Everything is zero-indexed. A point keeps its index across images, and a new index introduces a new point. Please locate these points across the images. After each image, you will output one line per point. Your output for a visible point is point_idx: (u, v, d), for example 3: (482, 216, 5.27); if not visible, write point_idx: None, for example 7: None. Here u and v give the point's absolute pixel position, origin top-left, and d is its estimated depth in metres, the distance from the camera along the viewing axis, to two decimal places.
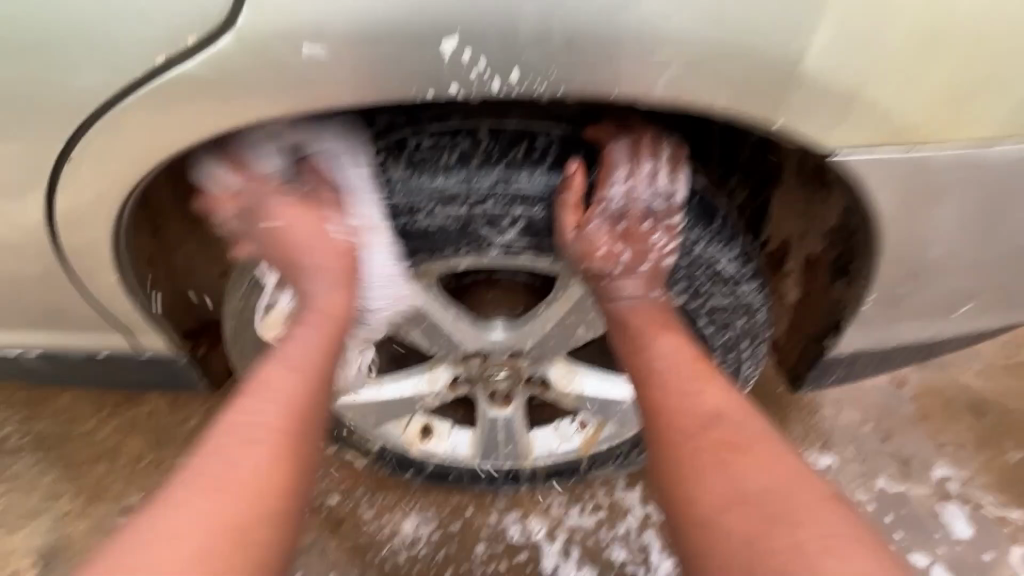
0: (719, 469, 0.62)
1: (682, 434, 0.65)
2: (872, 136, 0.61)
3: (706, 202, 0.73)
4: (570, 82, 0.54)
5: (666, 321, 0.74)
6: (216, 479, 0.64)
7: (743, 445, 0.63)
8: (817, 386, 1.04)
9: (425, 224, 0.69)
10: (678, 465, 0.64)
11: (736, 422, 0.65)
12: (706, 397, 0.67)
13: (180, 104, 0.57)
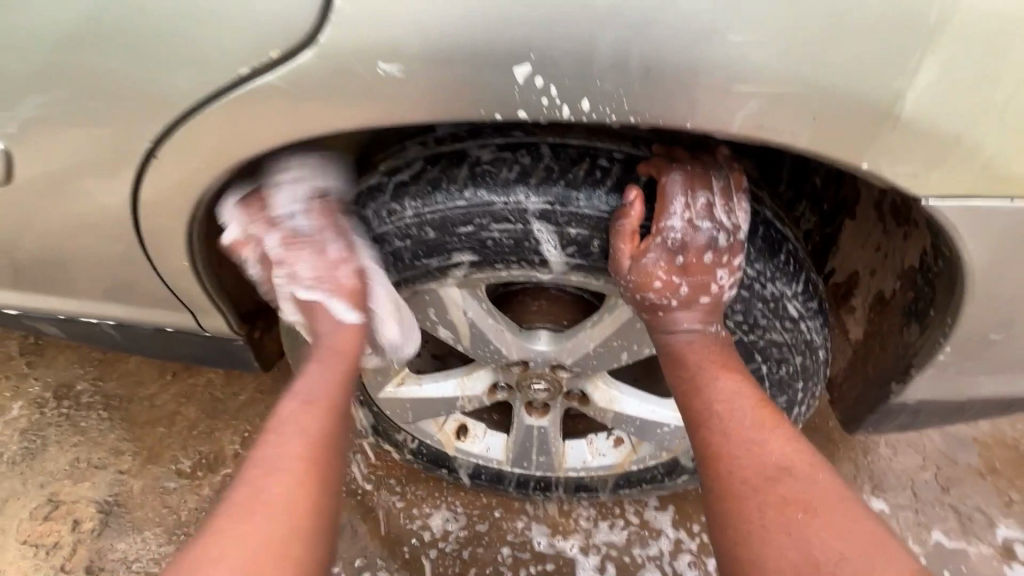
0: (794, 535, 0.52)
1: (744, 488, 0.56)
2: (973, 183, 0.56)
3: (772, 234, 0.69)
4: (642, 113, 0.53)
5: (725, 360, 0.66)
6: (255, 489, 0.66)
7: (812, 502, 0.54)
8: (875, 430, 0.98)
9: (482, 239, 0.68)
10: (742, 524, 0.54)
11: (806, 477, 0.56)
12: (772, 447, 0.59)
13: (259, 110, 0.60)
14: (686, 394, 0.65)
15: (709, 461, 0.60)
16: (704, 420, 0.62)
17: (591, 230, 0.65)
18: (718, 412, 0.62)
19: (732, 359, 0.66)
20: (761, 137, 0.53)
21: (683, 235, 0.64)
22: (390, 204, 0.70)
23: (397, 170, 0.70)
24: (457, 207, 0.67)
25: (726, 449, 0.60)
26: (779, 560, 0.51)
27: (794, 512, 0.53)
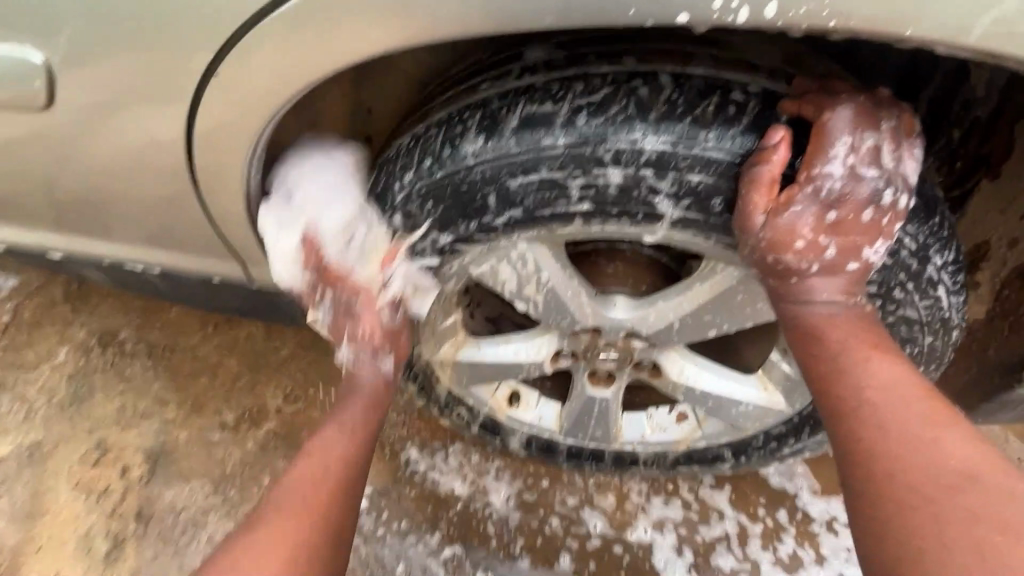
0: (984, 554, 0.40)
1: (911, 491, 0.45)
2: None
3: (927, 192, 0.58)
4: (847, 15, 0.46)
5: (879, 340, 0.54)
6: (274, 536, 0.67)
7: (1015, 520, 0.41)
8: (983, 418, 0.89)
9: (581, 187, 0.58)
10: (903, 527, 0.43)
11: (1002, 489, 0.43)
12: (952, 449, 0.46)
13: (348, 21, 0.55)
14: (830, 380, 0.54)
15: (858, 456, 0.49)
16: (853, 410, 0.51)
17: (717, 178, 0.54)
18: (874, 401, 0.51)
19: (894, 349, 0.54)
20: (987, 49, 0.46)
21: (844, 184, 0.52)
22: (474, 141, 0.60)
23: (486, 104, 0.60)
24: (556, 146, 0.56)
25: (885, 444, 0.48)
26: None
27: (984, 527, 0.41)
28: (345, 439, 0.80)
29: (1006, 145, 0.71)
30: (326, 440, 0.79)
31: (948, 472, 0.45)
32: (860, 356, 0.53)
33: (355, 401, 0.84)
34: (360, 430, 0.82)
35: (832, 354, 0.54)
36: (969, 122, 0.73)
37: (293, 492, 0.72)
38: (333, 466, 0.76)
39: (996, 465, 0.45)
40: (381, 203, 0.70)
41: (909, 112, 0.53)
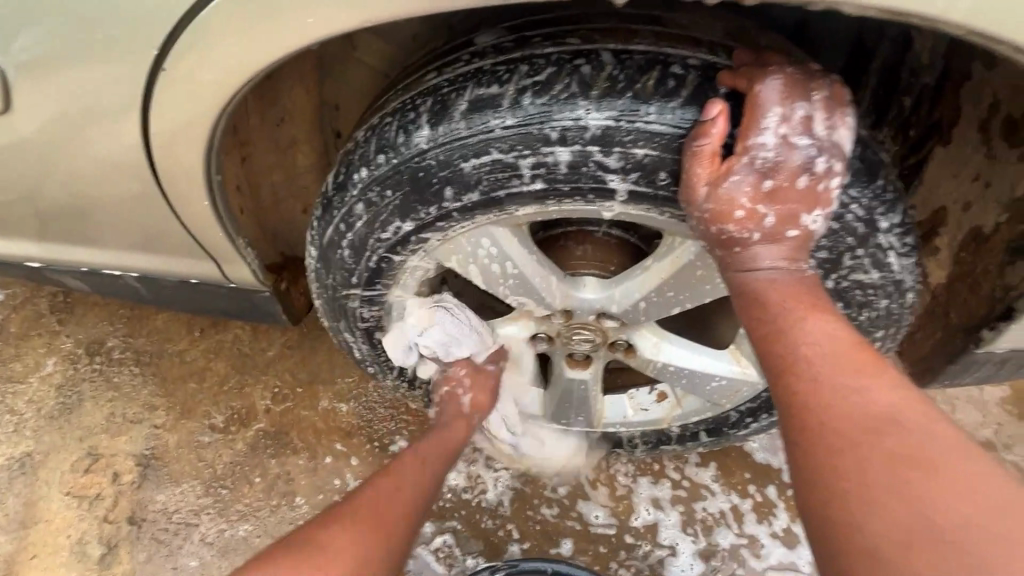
0: (903, 496, 0.41)
1: (839, 440, 0.45)
2: None
3: (870, 157, 0.59)
4: None
5: (815, 299, 0.54)
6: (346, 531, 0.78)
7: (935, 463, 0.41)
8: (950, 383, 0.90)
9: (532, 166, 0.59)
10: (830, 473, 0.44)
11: (922, 430, 0.43)
12: (878, 395, 0.46)
13: (286, 9, 0.57)
14: (766, 338, 0.54)
15: (791, 409, 0.49)
16: (788, 366, 0.51)
17: (662, 151, 0.56)
18: (805, 354, 0.50)
19: (826, 302, 0.54)
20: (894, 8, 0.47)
21: (777, 154, 0.52)
22: (427, 127, 0.61)
23: (437, 90, 0.61)
24: (503, 126, 0.57)
25: (816, 394, 0.48)
26: (878, 523, 0.40)
27: (904, 468, 0.42)
28: (427, 459, 0.96)
29: (954, 110, 0.73)
30: (426, 450, 0.98)
31: (874, 420, 0.45)
32: (793, 312, 0.53)
33: (444, 437, 1.01)
34: (422, 488, 0.91)
35: (769, 311, 0.54)
36: (918, 90, 0.75)
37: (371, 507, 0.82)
38: (398, 506, 0.85)
39: (919, 405, 0.45)
40: (344, 194, 0.71)
41: (842, 82, 0.54)
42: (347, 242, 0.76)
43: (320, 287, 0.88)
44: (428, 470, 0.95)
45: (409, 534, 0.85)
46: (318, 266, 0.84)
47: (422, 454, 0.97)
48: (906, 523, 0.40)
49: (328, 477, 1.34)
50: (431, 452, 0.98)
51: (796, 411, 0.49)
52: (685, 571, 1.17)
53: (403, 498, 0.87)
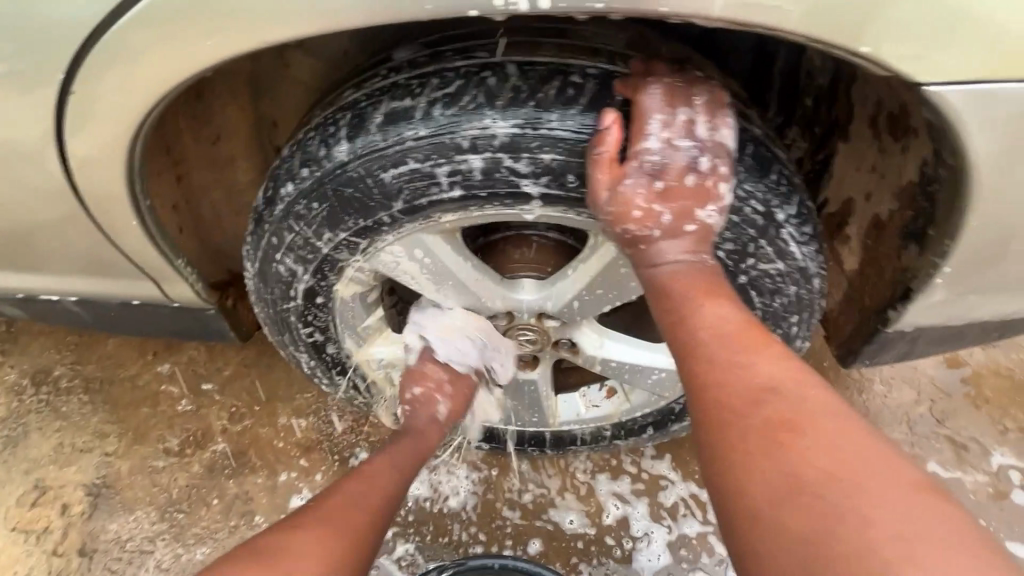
0: (774, 454, 0.47)
1: (727, 411, 0.51)
2: (975, 65, 0.50)
3: (763, 153, 0.64)
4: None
5: (714, 284, 0.60)
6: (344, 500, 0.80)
7: (804, 424, 0.48)
8: (871, 363, 0.95)
9: (450, 175, 0.62)
10: (719, 442, 0.51)
11: (795, 395, 0.50)
12: (760, 369, 0.53)
13: (186, 32, 0.58)
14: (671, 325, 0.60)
15: (691, 387, 0.55)
16: (688, 349, 0.57)
17: (567, 155, 0.59)
18: (701, 337, 0.57)
19: (723, 288, 0.60)
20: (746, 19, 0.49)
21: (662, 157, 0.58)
22: (346, 141, 0.63)
23: (355, 105, 0.64)
24: (418, 137, 0.60)
25: (711, 372, 0.54)
26: (756, 481, 0.47)
27: (778, 430, 0.48)
28: (354, 509, 0.78)
29: (848, 108, 0.78)
30: (352, 496, 0.81)
31: (757, 391, 0.51)
32: (693, 298, 0.59)
33: (371, 482, 0.85)
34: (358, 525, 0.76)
35: (671, 299, 0.60)
36: (816, 90, 0.80)
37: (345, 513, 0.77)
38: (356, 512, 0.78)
39: (794, 374, 0.52)
40: (274, 209, 0.72)
41: (720, 88, 0.60)
42: (282, 256, 0.77)
43: (262, 303, 0.89)
44: (365, 511, 0.79)
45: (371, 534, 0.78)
46: (257, 282, 0.84)
47: (336, 508, 0.77)
48: (777, 479, 0.46)
49: (288, 494, 1.33)
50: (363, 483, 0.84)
51: (694, 387, 0.55)
52: (653, 560, 1.20)
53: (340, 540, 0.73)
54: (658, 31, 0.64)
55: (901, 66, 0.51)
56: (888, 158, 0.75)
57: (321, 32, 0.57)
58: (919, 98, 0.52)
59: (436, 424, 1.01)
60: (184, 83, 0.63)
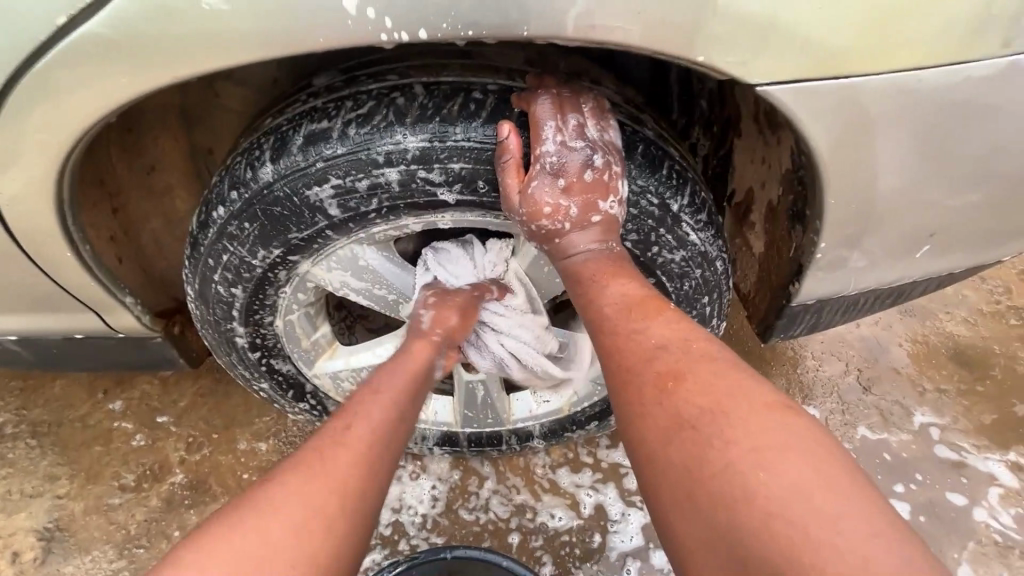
0: (662, 400, 0.58)
1: (629, 371, 0.62)
2: (797, 67, 0.59)
3: (654, 151, 0.73)
4: (477, 25, 0.56)
5: (621, 268, 0.70)
6: (303, 476, 0.62)
7: (685, 371, 0.58)
8: (786, 336, 1.04)
9: (371, 190, 0.67)
10: (624, 399, 0.61)
11: (681, 348, 0.61)
12: (654, 331, 0.63)
13: (100, 72, 0.62)
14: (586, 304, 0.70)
15: (604, 356, 0.66)
16: (600, 325, 0.68)
17: (474, 163, 0.66)
18: (608, 312, 0.67)
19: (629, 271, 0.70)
20: (596, 38, 0.57)
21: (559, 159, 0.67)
22: (270, 163, 0.68)
23: (278, 130, 0.69)
24: (336, 155, 0.65)
25: (616, 341, 0.65)
26: (649, 423, 0.58)
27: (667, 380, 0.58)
28: (326, 478, 0.62)
29: (736, 109, 0.87)
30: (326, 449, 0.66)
31: (652, 351, 0.62)
32: (600, 283, 0.69)
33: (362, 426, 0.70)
34: (331, 501, 0.61)
35: (584, 284, 0.70)
36: (707, 93, 0.90)
37: (305, 495, 0.60)
38: (319, 493, 0.61)
39: (680, 332, 0.62)
40: (207, 233, 0.76)
41: (600, 96, 0.69)
42: (220, 277, 0.80)
43: (205, 326, 0.91)
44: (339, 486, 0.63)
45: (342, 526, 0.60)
46: (198, 305, 0.87)
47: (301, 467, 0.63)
48: (663, 419, 0.56)
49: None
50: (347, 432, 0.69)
51: (607, 356, 0.65)
52: (626, 541, 1.25)
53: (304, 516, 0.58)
54: (556, 46, 0.71)
55: (735, 72, 0.60)
56: (772, 151, 0.83)
57: (231, 66, 0.61)
58: (754, 96, 0.60)
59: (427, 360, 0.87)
60: (105, 119, 0.67)
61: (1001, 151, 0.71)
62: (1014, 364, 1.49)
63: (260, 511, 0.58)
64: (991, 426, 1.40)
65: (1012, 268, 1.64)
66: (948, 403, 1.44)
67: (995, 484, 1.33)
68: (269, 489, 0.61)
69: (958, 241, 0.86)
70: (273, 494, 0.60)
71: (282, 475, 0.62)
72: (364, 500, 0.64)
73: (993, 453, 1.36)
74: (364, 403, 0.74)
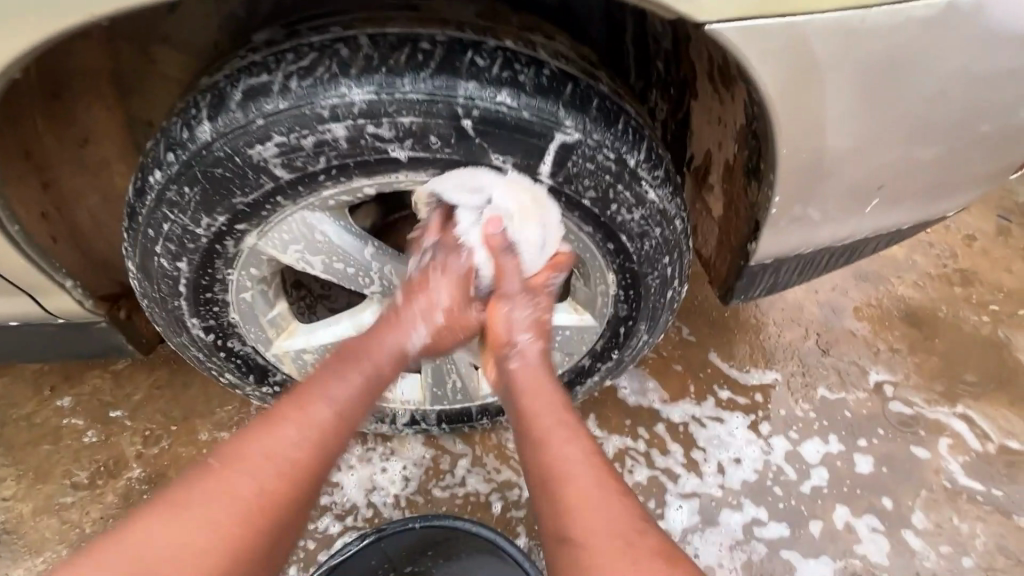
0: (548, 440, 0.72)
1: (532, 418, 0.75)
2: (740, 5, 0.61)
3: (608, 105, 0.72)
4: None
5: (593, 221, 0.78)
6: (232, 477, 0.63)
7: (571, 426, 0.73)
8: (747, 296, 1.06)
9: (317, 147, 0.65)
10: (528, 427, 0.75)
11: (570, 417, 0.75)
12: (553, 399, 0.77)
13: (7, 16, 0.57)
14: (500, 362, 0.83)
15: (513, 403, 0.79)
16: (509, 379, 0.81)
17: (423, 116, 0.64)
18: (522, 373, 0.80)
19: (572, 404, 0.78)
20: None
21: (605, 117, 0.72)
22: (208, 120, 0.65)
23: (216, 86, 0.66)
24: (278, 110, 0.63)
25: (523, 394, 0.78)
26: (537, 451, 0.72)
27: (587, 506, 0.66)
28: (241, 508, 0.62)
29: (690, 68, 0.88)
30: (250, 463, 0.65)
31: (552, 411, 0.75)
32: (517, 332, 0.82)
33: (298, 436, 0.67)
34: (258, 505, 0.62)
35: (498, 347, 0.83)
36: (663, 53, 0.89)
37: (231, 497, 0.62)
38: (250, 494, 0.63)
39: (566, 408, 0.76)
40: (145, 201, 0.72)
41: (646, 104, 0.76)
42: (162, 250, 0.76)
43: (151, 304, 0.86)
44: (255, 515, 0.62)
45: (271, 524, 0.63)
46: (141, 281, 0.82)
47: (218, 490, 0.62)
48: (541, 455, 0.71)
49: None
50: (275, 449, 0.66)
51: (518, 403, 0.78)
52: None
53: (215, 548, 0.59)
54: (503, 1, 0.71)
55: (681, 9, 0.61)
56: (724, 109, 0.85)
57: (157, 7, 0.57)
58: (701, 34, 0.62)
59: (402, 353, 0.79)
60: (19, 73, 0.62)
61: (939, 101, 0.73)
62: (959, 322, 1.56)
63: (184, 507, 0.61)
64: (941, 381, 1.46)
65: (956, 232, 1.71)
66: (901, 361, 1.49)
67: (945, 435, 1.39)
68: (201, 483, 0.63)
69: (903, 194, 0.89)
70: (202, 493, 0.62)
71: (218, 467, 0.64)
72: (279, 521, 0.64)
73: (942, 406, 1.43)
74: (310, 407, 0.70)
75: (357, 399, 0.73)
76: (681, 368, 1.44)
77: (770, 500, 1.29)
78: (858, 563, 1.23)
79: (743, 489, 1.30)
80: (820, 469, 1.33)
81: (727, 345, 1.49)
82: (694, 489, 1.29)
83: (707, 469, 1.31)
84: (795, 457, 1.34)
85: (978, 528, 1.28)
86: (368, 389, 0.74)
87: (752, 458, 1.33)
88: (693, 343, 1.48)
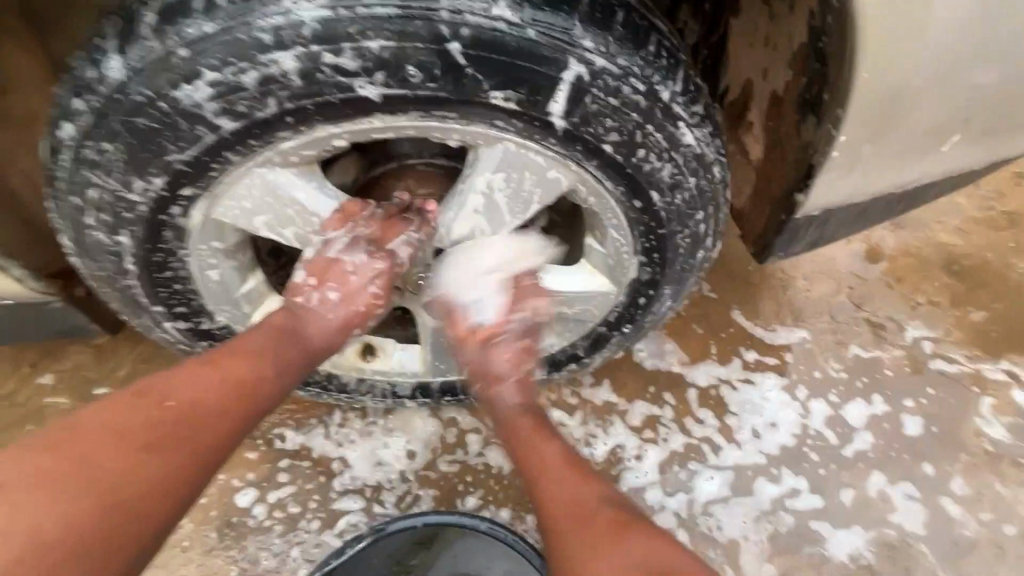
0: (584, 530, 0.68)
1: (555, 511, 0.71)
2: None
3: (635, 21, 0.57)
4: None
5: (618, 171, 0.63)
6: (151, 417, 0.62)
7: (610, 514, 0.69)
8: (786, 253, 0.92)
9: (263, 84, 0.52)
10: (551, 518, 0.71)
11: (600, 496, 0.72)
12: (582, 488, 0.73)
13: None
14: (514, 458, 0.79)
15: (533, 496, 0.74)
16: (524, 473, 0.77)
17: (394, 39, 0.51)
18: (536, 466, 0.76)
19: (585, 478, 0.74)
20: None
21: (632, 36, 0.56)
22: (119, 55, 0.53)
23: (127, 9, 0.54)
24: (207, 37, 0.51)
25: (544, 479, 0.74)
26: (575, 543, 0.67)
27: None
28: (131, 447, 0.59)
29: None
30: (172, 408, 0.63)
31: (578, 502, 0.71)
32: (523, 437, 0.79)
33: (202, 393, 0.65)
34: (138, 465, 0.58)
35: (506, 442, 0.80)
36: None
37: (130, 435, 0.60)
38: (146, 448, 0.59)
39: (593, 491, 0.72)
40: (61, 162, 0.60)
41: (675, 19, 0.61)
42: (95, 221, 0.64)
43: (98, 282, 0.74)
44: (146, 465, 0.59)
45: (139, 494, 0.57)
46: (81, 259, 0.70)
47: (158, 423, 0.61)
48: (581, 541, 0.67)
49: (226, 495, 1.14)
50: (226, 382, 0.67)
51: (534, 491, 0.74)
52: (640, 477, 1.19)
53: (125, 478, 0.57)
54: None
55: None
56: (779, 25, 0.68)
57: None
58: None
59: (321, 329, 0.75)
60: None
61: None
62: (1006, 270, 1.42)
63: (94, 431, 0.59)
64: (984, 336, 1.35)
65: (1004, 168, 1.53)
66: (941, 315, 1.37)
67: (988, 394, 1.29)
68: (121, 409, 0.61)
69: (987, 129, 0.73)
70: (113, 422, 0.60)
71: (143, 394, 0.64)
72: (148, 494, 0.58)
73: (984, 362, 1.32)
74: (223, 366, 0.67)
75: (263, 369, 0.70)
76: (703, 329, 1.33)
77: (806, 467, 1.21)
78: (893, 534, 1.16)
79: (778, 456, 1.21)
80: (864, 433, 1.24)
81: (751, 301, 1.36)
82: (727, 459, 1.21)
83: (741, 436, 1.22)
84: (836, 421, 1.25)
85: (1020, 493, 1.20)
86: (274, 365, 0.71)
87: (787, 422, 1.24)
88: (715, 301, 1.36)
